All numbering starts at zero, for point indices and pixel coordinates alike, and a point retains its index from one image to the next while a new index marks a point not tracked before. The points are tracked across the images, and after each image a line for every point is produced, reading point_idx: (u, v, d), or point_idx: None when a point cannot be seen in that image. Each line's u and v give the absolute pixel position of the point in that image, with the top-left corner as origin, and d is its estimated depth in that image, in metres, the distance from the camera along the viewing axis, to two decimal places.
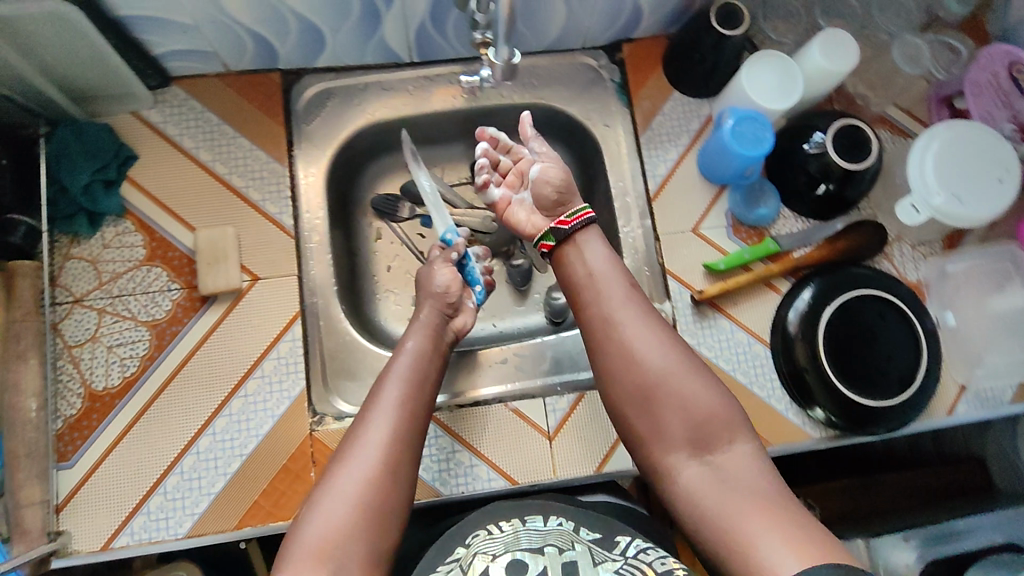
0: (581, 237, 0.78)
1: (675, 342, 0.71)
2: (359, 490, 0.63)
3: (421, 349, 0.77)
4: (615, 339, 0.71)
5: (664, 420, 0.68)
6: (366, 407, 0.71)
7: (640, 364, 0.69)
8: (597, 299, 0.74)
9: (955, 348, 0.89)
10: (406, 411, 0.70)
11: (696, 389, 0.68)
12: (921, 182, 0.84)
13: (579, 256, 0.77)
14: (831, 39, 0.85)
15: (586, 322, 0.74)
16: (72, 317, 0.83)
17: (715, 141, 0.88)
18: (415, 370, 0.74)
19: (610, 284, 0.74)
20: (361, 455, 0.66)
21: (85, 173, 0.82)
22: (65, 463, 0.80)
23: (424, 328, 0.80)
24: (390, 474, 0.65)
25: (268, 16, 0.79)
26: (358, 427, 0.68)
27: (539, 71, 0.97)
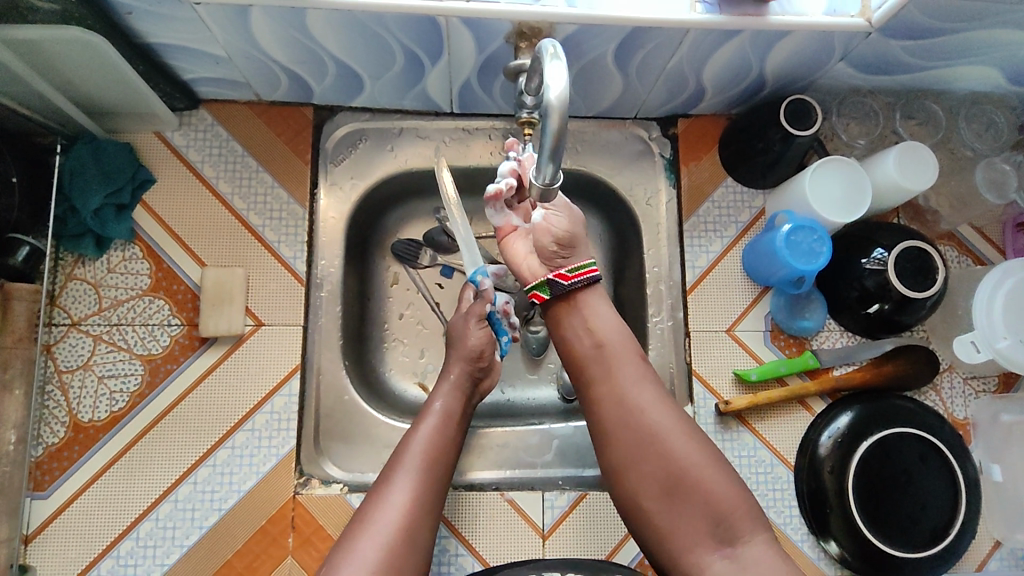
0: (589, 292, 0.71)
1: (686, 425, 0.66)
2: (379, 556, 0.60)
3: (449, 408, 0.73)
4: (631, 424, 0.66)
5: (686, 517, 0.62)
6: (390, 466, 0.68)
7: (656, 448, 0.64)
8: (613, 368, 0.68)
9: (994, 504, 0.82)
10: (429, 475, 0.67)
11: (717, 479, 0.63)
12: (987, 321, 0.78)
13: (587, 317, 0.70)
14: (912, 152, 0.78)
15: (598, 394, 0.68)
16: (66, 341, 0.79)
17: (767, 243, 0.82)
18: (440, 431, 0.71)
19: (624, 355, 0.68)
20: (383, 517, 0.62)
21: (97, 196, 0.78)
22: (40, 493, 0.76)
23: (453, 384, 0.75)
24: (410, 542, 0.62)
25: (306, 58, 0.75)
26: (382, 487, 0.65)
27: (584, 137, 0.92)
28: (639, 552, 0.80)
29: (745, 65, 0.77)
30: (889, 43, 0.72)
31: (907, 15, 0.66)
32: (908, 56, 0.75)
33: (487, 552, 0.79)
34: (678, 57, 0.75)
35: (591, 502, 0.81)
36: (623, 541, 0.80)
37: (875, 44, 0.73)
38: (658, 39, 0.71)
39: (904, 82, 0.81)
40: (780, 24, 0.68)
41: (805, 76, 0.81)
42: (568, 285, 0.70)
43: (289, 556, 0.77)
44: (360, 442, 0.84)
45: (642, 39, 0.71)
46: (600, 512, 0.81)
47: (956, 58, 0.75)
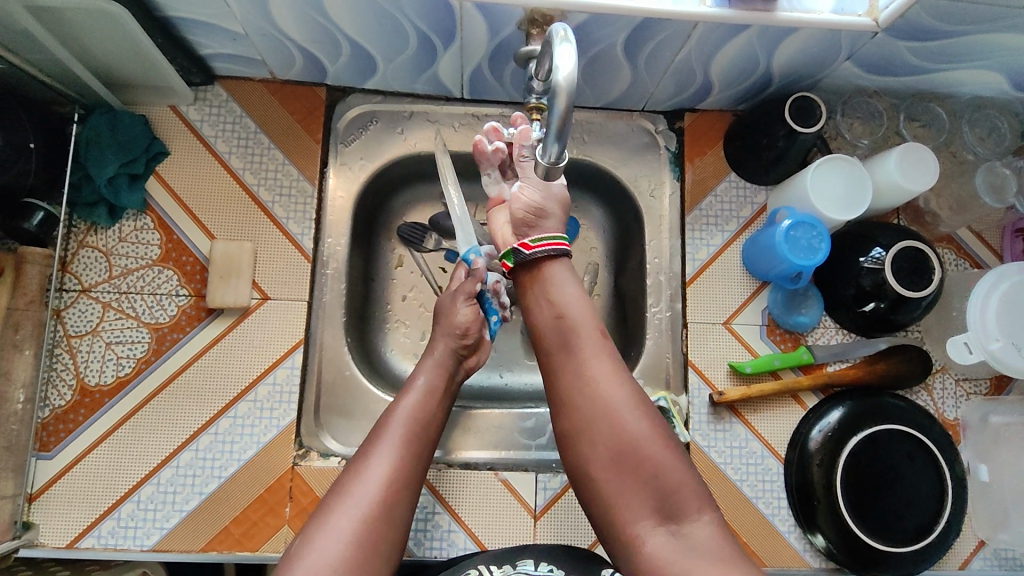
0: (558, 266, 0.69)
1: (640, 402, 0.64)
2: (357, 526, 0.59)
3: (432, 385, 0.73)
4: (583, 399, 0.64)
5: (631, 490, 0.61)
6: (370, 440, 0.68)
7: (606, 424, 0.62)
8: (572, 343, 0.66)
9: (979, 505, 0.83)
10: (410, 449, 0.67)
11: (668, 458, 0.61)
12: (979, 323, 0.79)
13: (551, 290, 0.68)
14: (913, 153, 0.79)
15: (558, 364, 0.67)
16: (76, 307, 0.81)
17: (766, 238, 0.83)
18: (422, 406, 0.71)
19: (583, 330, 0.66)
20: (362, 488, 0.62)
21: (111, 165, 0.80)
22: (46, 453, 0.78)
23: (437, 363, 0.75)
24: (388, 513, 0.62)
25: (321, 37, 0.76)
26: (361, 459, 0.65)
27: (592, 127, 0.93)
28: None
29: (752, 61, 0.78)
30: (896, 44, 0.73)
31: (913, 16, 0.67)
32: (915, 58, 0.76)
33: (479, 529, 0.81)
34: (687, 50, 0.76)
35: None
36: None
37: (882, 44, 0.74)
38: (668, 32, 0.72)
39: (910, 84, 0.82)
40: (788, 21, 0.69)
41: (812, 74, 0.82)
42: (529, 256, 0.68)
43: (286, 525, 0.79)
44: (359, 418, 0.86)
45: (652, 30, 0.72)
46: None
47: (963, 62, 0.76)
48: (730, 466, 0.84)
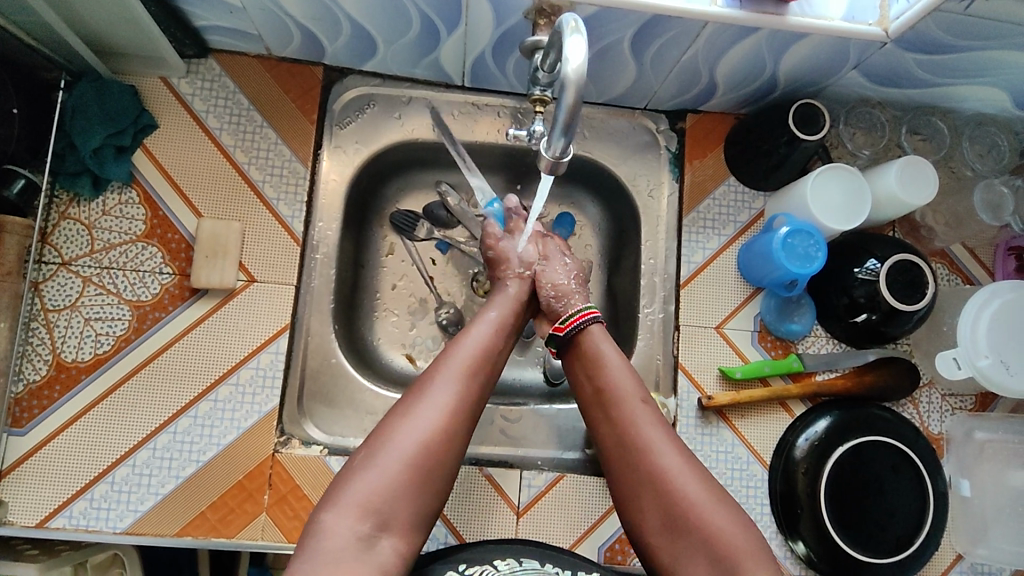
0: (596, 331, 0.75)
1: (693, 462, 0.64)
2: (418, 447, 0.59)
3: (496, 323, 0.73)
4: (636, 460, 0.65)
5: (687, 552, 0.60)
6: (432, 368, 0.66)
7: (660, 487, 0.62)
8: (617, 406, 0.68)
9: (958, 519, 0.84)
10: (473, 380, 0.66)
11: (723, 514, 0.60)
12: (970, 340, 0.79)
13: (593, 357, 0.73)
14: (914, 166, 0.79)
15: (607, 425, 0.68)
16: (55, 280, 0.78)
17: (763, 244, 0.83)
18: (489, 338, 0.71)
19: (626, 396, 0.68)
20: (425, 411, 0.61)
21: (98, 135, 0.77)
22: (18, 429, 0.76)
23: (503, 304, 0.77)
24: (449, 438, 0.61)
25: (321, 15, 0.74)
26: (426, 381, 0.64)
27: (593, 123, 0.92)
28: (612, 536, 0.81)
29: (760, 64, 0.77)
30: (903, 55, 0.73)
31: (924, 28, 0.66)
32: (921, 70, 0.75)
33: (461, 524, 0.80)
34: (694, 50, 0.75)
35: (568, 483, 0.82)
36: (597, 525, 0.81)
37: (890, 54, 0.73)
38: (676, 30, 0.71)
39: (913, 97, 0.82)
40: (799, 26, 0.68)
41: (817, 81, 0.81)
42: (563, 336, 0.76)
43: (264, 513, 0.77)
44: (344, 407, 0.85)
45: (660, 27, 0.71)
46: (576, 494, 0.82)
47: (966, 77, 0.76)
48: (715, 470, 0.84)
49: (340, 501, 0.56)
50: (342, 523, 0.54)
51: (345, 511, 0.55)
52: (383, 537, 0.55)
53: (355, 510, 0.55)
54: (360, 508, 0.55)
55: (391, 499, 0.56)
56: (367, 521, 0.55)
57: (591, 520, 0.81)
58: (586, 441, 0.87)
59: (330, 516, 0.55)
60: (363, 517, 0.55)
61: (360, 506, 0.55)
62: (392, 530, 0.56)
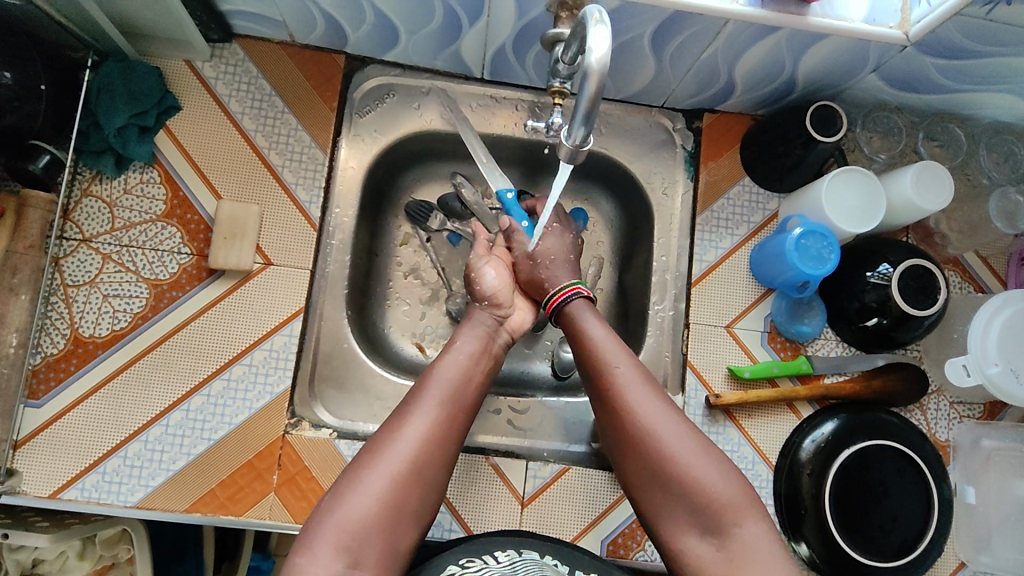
0: (577, 304, 0.76)
1: (676, 419, 0.64)
2: (387, 489, 0.59)
3: (471, 350, 0.72)
4: (617, 421, 0.65)
5: (672, 503, 0.61)
6: (405, 403, 0.66)
7: (642, 445, 0.63)
8: (597, 369, 0.69)
9: (962, 527, 0.84)
10: (447, 413, 0.65)
11: (707, 470, 0.61)
12: (980, 347, 0.79)
13: (575, 328, 0.74)
14: (930, 172, 0.79)
15: (592, 390, 0.69)
16: (75, 256, 0.80)
17: (776, 245, 0.83)
18: (464, 369, 0.70)
19: (609, 353, 0.69)
20: (396, 450, 0.61)
21: (122, 115, 0.79)
22: (34, 401, 0.77)
23: (478, 329, 0.76)
24: (420, 475, 0.61)
25: (346, 3, 0.76)
26: (398, 419, 0.64)
27: (610, 120, 0.92)
28: (615, 530, 0.82)
29: (778, 65, 0.78)
30: (923, 59, 0.73)
31: (944, 32, 0.67)
32: (941, 76, 0.76)
33: (465, 512, 0.80)
34: (714, 48, 0.75)
35: (573, 476, 0.83)
36: (601, 518, 0.82)
37: (910, 59, 0.73)
38: (697, 27, 0.71)
39: (931, 103, 0.82)
40: (819, 27, 0.69)
41: (835, 84, 0.82)
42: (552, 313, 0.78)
43: (272, 493, 0.78)
44: (354, 391, 0.86)
45: (681, 24, 0.71)
46: (581, 487, 0.82)
47: (986, 84, 0.76)
48: None
49: (314, 539, 0.56)
50: (316, 563, 0.54)
51: (318, 553, 0.55)
52: (359, 575, 0.55)
53: (330, 550, 0.55)
54: (333, 548, 0.55)
55: (363, 539, 0.56)
56: (341, 560, 0.55)
57: (595, 514, 0.81)
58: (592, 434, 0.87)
59: (305, 557, 0.55)
60: (337, 557, 0.55)
61: (333, 544, 0.55)
62: (368, 567, 0.56)
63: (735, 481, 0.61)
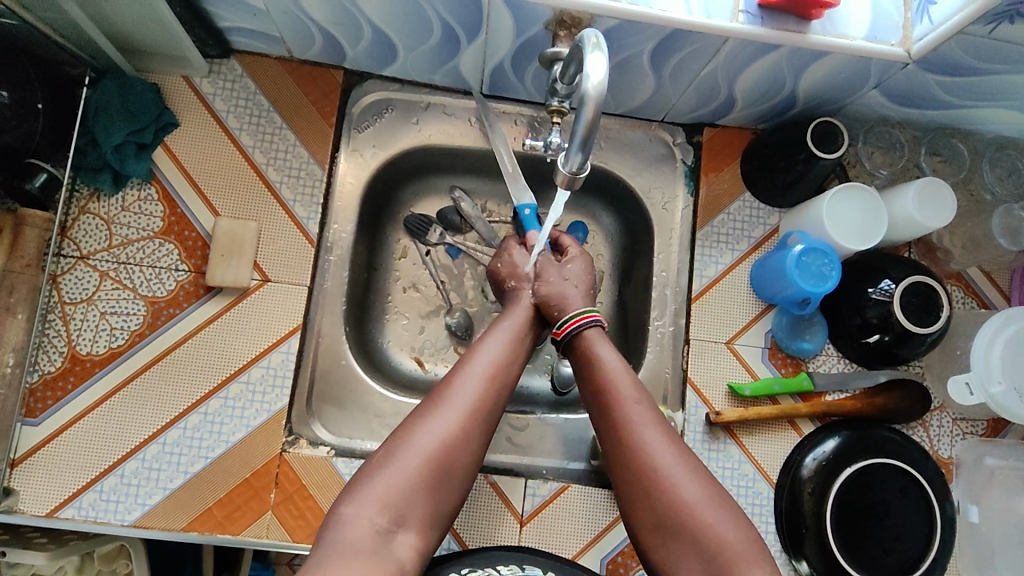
0: (591, 331, 0.75)
1: (691, 465, 0.63)
2: (437, 447, 0.59)
3: (515, 328, 0.75)
4: (631, 461, 0.64)
5: (684, 553, 0.59)
6: (452, 372, 0.68)
7: (656, 489, 0.61)
8: (613, 405, 0.68)
9: (965, 545, 0.83)
10: (493, 384, 0.67)
11: (721, 517, 0.59)
12: (984, 365, 0.79)
13: (589, 359, 0.72)
14: (932, 188, 0.79)
15: (604, 433, 0.67)
16: (73, 273, 0.79)
17: (777, 262, 0.82)
18: (507, 348, 0.72)
19: (624, 396, 0.68)
20: (446, 413, 0.62)
21: (119, 132, 0.78)
22: (31, 419, 0.76)
23: (522, 312, 0.78)
24: (468, 439, 0.62)
25: (343, 20, 0.75)
26: (448, 384, 0.65)
27: (610, 134, 0.92)
28: (615, 549, 0.81)
29: (779, 81, 0.77)
30: (925, 76, 0.72)
31: (946, 50, 0.66)
32: (942, 92, 0.75)
33: (463, 530, 0.80)
34: (714, 65, 0.75)
35: (572, 494, 0.82)
36: (600, 537, 0.81)
37: (911, 75, 0.73)
38: (696, 45, 0.71)
39: (933, 118, 0.81)
40: (820, 44, 0.68)
41: (837, 99, 0.81)
42: (563, 338, 0.76)
43: (269, 511, 0.78)
44: (352, 408, 0.85)
45: (680, 41, 0.71)
46: (580, 505, 0.82)
47: (988, 100, 0.75)
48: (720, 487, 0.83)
49: (361, 493, 0.56)
50: (361, 515, 0.54)
51: (365, 504, 0.55)
52: (403, 532, 0.55)
53: (377, 504, 0.55)
54: (380, 503, 0.55)
55: (411, 494, 0.57)
56: (386, 514, 0.55)
57: (594, 533, 0.81)
58: (592, 452, 0.87)
59: (350, 508, 0.55)
60: (383, 511, 0.55)
61: (380, 500, 0.55)
62: (412, 525, 0.56)
63: (752, 536, 0.59)
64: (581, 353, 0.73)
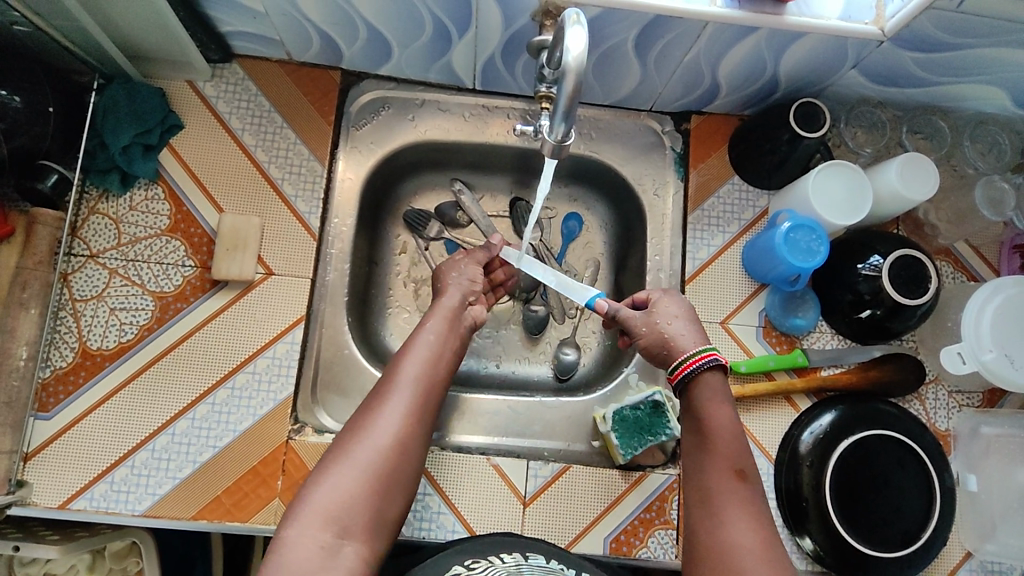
0: (709, 379, 0.71)
1: (768, 549, 0.60)
2: (371, 462, 0.61)
3: (441, 331, 0.75)
4: (709, 531, 0.63)
5: None
6: (382, 385, 0.68)
7: (725, 565, 0.60)
8: (709, 469, 0.66)
9: (967, 516, 0.84)
10: (421, 392, 0.68)
11: None
12: (974, 334, 0.80)
13: (696, 412, 0.70)
14: (915, 163, 0.81)
15: (692, 493, 0.67)
16: (83, 271, 0.82)
17: (766, 240, 0.84)
18: (433, 353, 0.72)
19: (722, 459, 0.66)
20: (379, 426, 0.63)
21: (127, 134, 0.82)
22: (44, 414, 0.79)
23: (444, 311, 0.78)
24: (400, 451, 0.63)
25: (339, 20, 0.79)
26: (376, 397, 0.66)
27: (600, 124, 0.95)
28: (618, 527, 0.82)
29: (761, 64, 0.80)
30: (901, 53, 0.75)
31: (919, 25, 0.69)
32: (920, 70, 0.77)
33: (468, 514, 0.81)
34: (696, 50, 0.78)
35: (574, 475, 0.83)
36: (601, 517, 0.82)
37: (888, 53, 0.75)
38: (678, 30, 0.74)
39: (913, 96, 0.84)
40: (797, 24, 0.71)
41: (818, 81, 0.84)
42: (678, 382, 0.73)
43: (277, 498, 0.79)
44: (356, 397, 0.87)
45: (662, 27, 0.73)
46: (582, 486, 0.83)
47: (964, 76, 0.78)
48: None
49: (301, 512, 0.56)
50: (304, 533, 0.55)
51: (307, 523, 0.55)
52: (348, 544, 0.56)
53: (318, 521, 0.56)
54: (321, 518, 0.56)
55: (351, 509, 0.58)
56: (330, 530, 0.56)
57: (597, 512, 0.82)
58: (592, 433, 0.88)
59: (292, 529, 0.55)
60: (326, 527, 0.56)
61: (322, 516, 0.56)
62: (356, 537, 0.57)
63: None
64: (690, 399, 0.71)
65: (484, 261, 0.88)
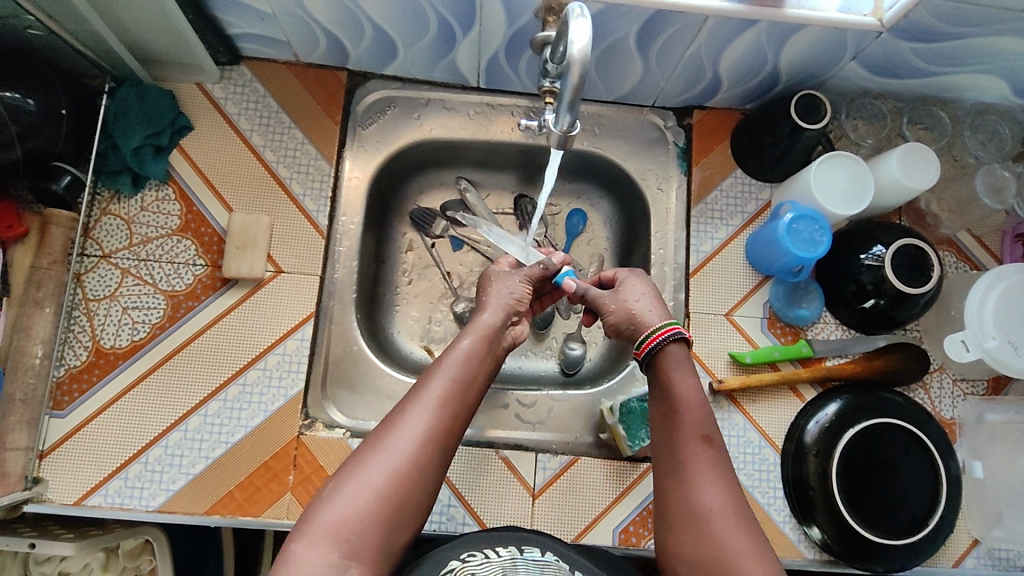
0: (673, 352, 0.72)
1: (740, 513, 0.61)
2: (385, 485, 0.60)
3: (474, 346, 0.72)
4: (679, 494, 0.63)
5: None
6: (407, 399, 0.66)
7: (699, 530, 0.60)
8: (678, 437, 0.66)
9: (973, 503, 0.84)
10: (447, 410, 0.65)
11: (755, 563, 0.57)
12: (978, 323, 0.81)
13: (665, 382, 0.70)
14: (915, 153, 0.81)
15: (660, 460, 0.67)
16: (96, 271, 0.83)
17: (770, 232, 0.85)
18: (464, 369, 0.69)
19: (690, 425, 0.66)
20: (397, 446, 0.62)
21: (137, 135, 0.83)
22: (59, 412, 0.80)
23: (481, 329, 0.75)
24: (419, 474, 0.62)
25: (345, 20, 0.80)
26: (397, 414, 0.64)
27: (604, 121, 0.96)
28: (626, 518, 0.83)
29: (761, 58, 0.81)
30: (900, 45, 0.76)
31: (917, 16, 0.70)
32: (918, 60, 0.78)
33: (478, 507, 0.82)
34: (697, 45, 0.79)
35: (582, 467, 0.84)
36: (609, 508, 0.83)
37: (887, 44, 0.76)
38: (679, 25, 0.75)
39: (913, 87, 0.85)
40: (795, 18, 0.72)
41: (819, 73, 0.85)
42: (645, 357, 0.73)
43: (288, 493, 0.80)
44: (365, 392, 0.88)
45: (663, 22, 0.75)
46: (590, 477, 0.84)
47: (963, 66, 0.79)
48: None
49: (311, 531, 0.56)
50: (314, 554, 0.55)
51: (315, 541, 0.56)
52: (354, 566, 0.56)
53: (326, 540, 0.56)
54: (329, 539, 0.56)
55: (361, 532, 0.57)
56: (337, 550, 0.56)
57: (605, 503, 0.83)
58: (599, 425, 0.89)
59: (300, 545, 0.56)
60: (333, 547, 0.56)
61: (329, 536, 0.56)
62: (364, 557, 0.57)
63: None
64: (659, 370, 0.71)
65: (537, 277, 0.84)
